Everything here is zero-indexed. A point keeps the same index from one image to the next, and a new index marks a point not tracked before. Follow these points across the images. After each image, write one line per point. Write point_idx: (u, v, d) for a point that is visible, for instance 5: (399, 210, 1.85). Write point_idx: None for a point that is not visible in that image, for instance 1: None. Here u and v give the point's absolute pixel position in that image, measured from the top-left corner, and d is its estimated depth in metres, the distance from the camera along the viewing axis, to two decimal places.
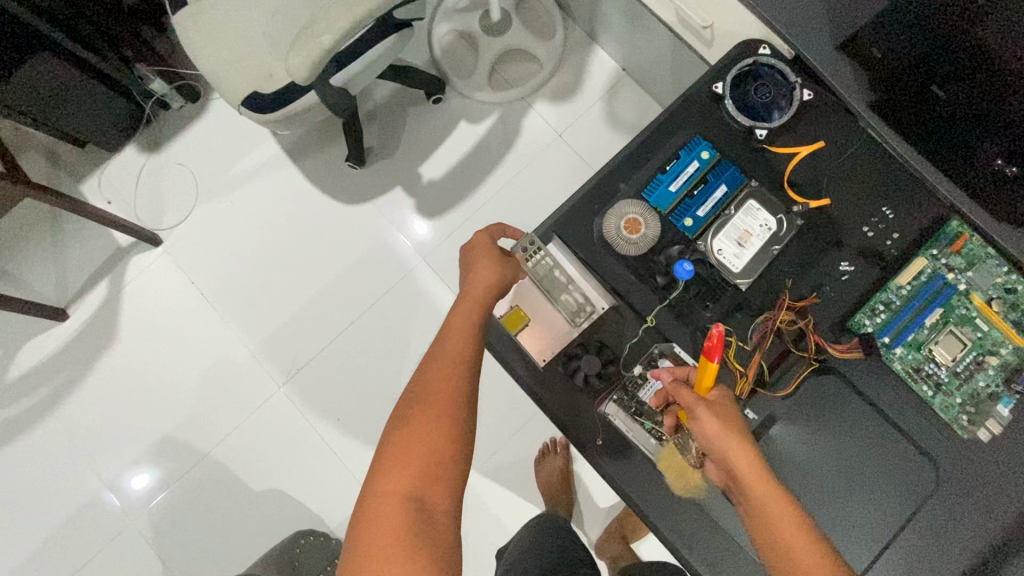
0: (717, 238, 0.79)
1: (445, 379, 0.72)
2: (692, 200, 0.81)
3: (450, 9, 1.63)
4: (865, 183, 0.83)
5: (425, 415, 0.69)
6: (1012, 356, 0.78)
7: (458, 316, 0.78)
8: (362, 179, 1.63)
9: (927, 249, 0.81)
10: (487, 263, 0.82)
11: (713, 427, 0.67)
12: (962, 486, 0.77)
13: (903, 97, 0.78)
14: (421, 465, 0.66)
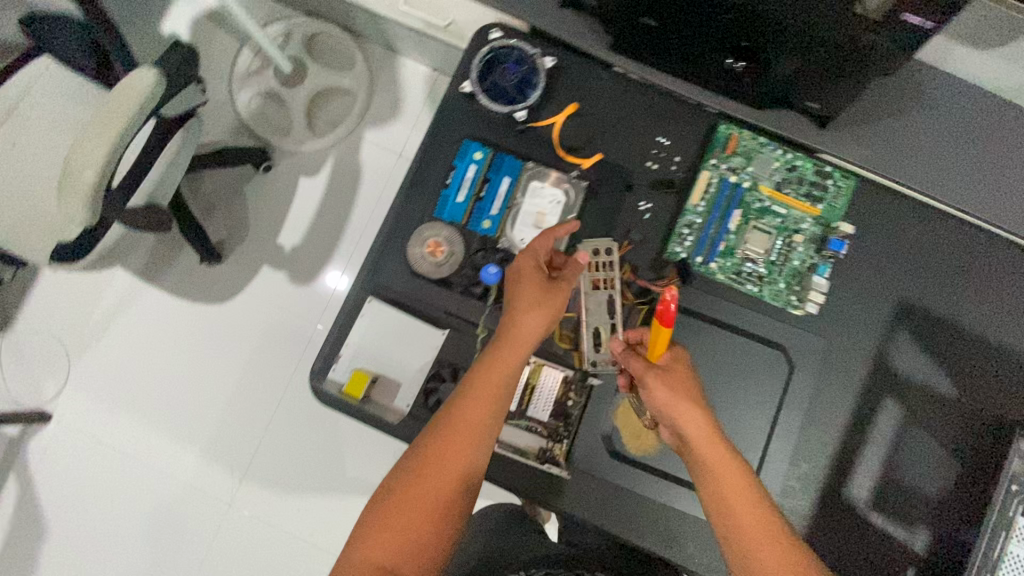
0: (516, 230, 0.81)
1: (459, 446, 0.67)
2: (482, 203, 0.82)
3: (246, 74, 1.59)
4: (634, 122, 0.86)
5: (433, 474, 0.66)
6: (812, 228, 0.83)
7: (483, 377, 0.70)
8: (228, 272, 1.57)
9: (708, 160, 0.84)
10: (543, 307, 0.72)
11: (670, 404, 0.68)
12: (812, 359, 0.82)
13: (630, 35, 0.80)
14: (418, 525, 0.64)
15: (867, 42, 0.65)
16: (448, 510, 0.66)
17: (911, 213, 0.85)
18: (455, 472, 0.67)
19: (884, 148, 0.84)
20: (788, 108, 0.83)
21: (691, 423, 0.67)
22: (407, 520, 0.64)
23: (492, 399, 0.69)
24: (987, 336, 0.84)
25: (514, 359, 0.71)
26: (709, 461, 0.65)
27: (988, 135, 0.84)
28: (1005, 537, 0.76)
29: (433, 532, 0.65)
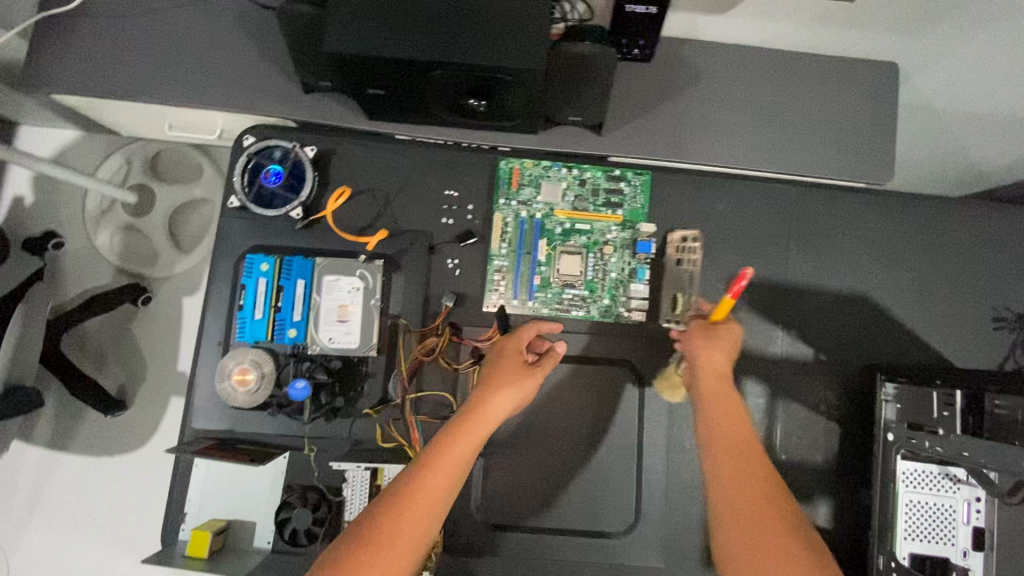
0: (322, 331, 0.77)
1: (420, 525, 0.58)
2: (281, 312, 0.78)
3: (95, 215, 1.39)
4: (416, 183, 0.83)
5: (385, 548, 0.56)
6: (619, 236, 0.81)
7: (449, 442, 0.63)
8: (117, 426, 1.31)
9: (498, 199, 0.82)
10: (519, 385, 0.68)
11: (708, 379, 0.68)
12: (659, 365, 0.80)
13: (374, 108, 0.78)
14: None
15: (571, 56, 0.68)
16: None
17: (716, 188, 0.83)
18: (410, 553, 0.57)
19: (669, 133, 0.82)
20: (558, 125, 0.81)
21: (728, 402, 0.66)
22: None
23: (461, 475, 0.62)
24: (825, 287, 0.82)
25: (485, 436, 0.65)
26: (719, 434, 0.64)
27: (766, 89, 0.83)
28: (890, 485, 0.74)
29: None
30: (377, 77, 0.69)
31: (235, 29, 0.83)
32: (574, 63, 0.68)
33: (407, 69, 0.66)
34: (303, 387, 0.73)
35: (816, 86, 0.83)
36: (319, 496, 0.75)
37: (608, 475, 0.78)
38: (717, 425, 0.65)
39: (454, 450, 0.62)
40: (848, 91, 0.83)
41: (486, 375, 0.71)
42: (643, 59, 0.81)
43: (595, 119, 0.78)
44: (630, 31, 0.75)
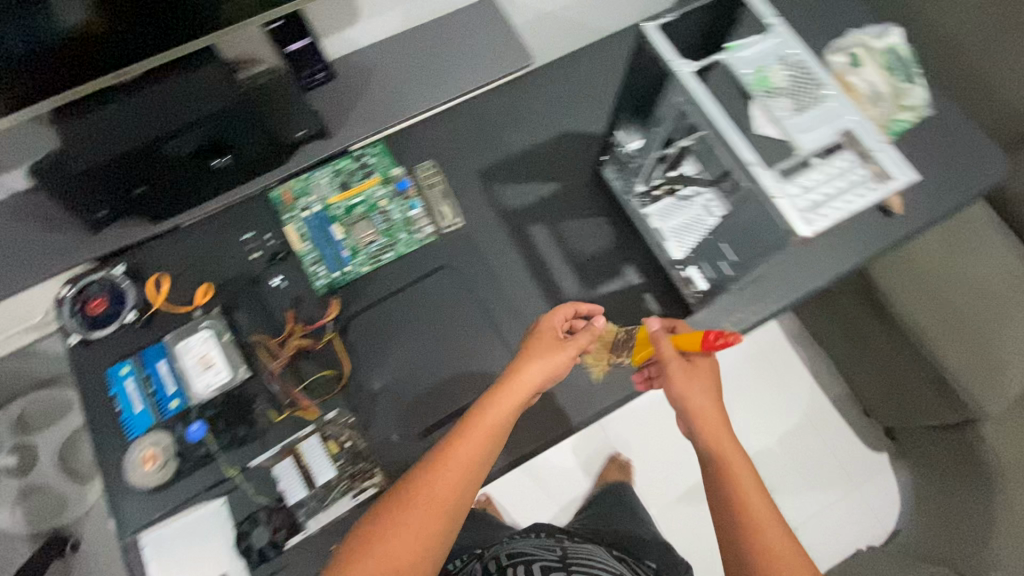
0: (196, 383, 0.88)
1: (458, 477, 0.67)
2: (158, 394, 0.89)
3: None
4: (218, 244, 0.99)
5: (422, 498, 0.65)
6: (384, 189, 1.02)
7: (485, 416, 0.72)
8: None
9: (284, 217, 1.00)
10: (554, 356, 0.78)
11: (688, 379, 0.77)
12: (466, 254, 1.00)
13: (151, 208, 0.95)
14: (401, 557, 0.61)
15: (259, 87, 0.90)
16: (435, 539, 0.63)
17: (432, 127, 1.09)
18: (446, 503, 0.66)
19: (377, 111, 1.07)
20: (296, 147, 1.02)
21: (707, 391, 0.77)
22: (391, 549, 0.62)
23: (495, 441, 0.71)
24: (542, 142, 1.08)
25: (522, 406, 0.73)
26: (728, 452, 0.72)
27: (423, 55, 1.12)
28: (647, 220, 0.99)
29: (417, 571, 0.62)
30: (129, 176, 0.87)
31: (6, 219, 0.96)
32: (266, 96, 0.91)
33: (146, 157, 0.85)
34: (198, 426, 0.84)
35: (454, 36, 1.13)
36: (268, 510, 0.83)
37: (479, 349, 0.95)
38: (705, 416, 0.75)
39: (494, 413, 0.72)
40: (475, 26, 1.14)
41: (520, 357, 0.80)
42: (329, 78, 1.07)
43: (317, 123, 1.01)
44: (301, 64, 1.02)
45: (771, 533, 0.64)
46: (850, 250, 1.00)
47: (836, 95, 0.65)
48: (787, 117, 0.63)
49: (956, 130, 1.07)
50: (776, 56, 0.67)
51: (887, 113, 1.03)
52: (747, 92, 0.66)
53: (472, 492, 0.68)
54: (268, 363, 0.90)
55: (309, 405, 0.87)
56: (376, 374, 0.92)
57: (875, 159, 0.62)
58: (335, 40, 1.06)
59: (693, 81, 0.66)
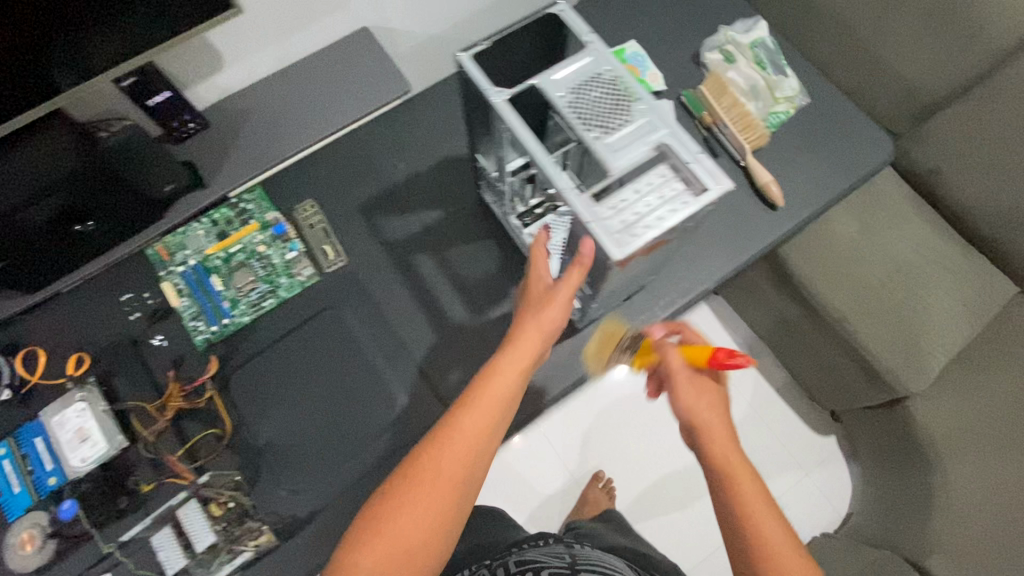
0: (75, 457, 0.83)
1: (464, 456, 0.68)
2: (36, 472, 0.84)
3: None
4: (96, 310, 0.97)
5: (428, 480, 0.67)
6: (262, 235, 1.00)
7: (496, 376, 0.72)
8: None
9: (160, 275, 0.98)
10: (545, 311, 0.75)
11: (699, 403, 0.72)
12: (352, 292, 0.98)
13: (17, 285, 0.91)
14: (415, 535, 0.65)
15: (111, 148, 0.87)
16: (444, 517, 0.66)
17: (314, 166, 1.07)
18: (456, 480, 0.68)
19: (256, 155, 1.05)
20: (170, 202, 0.99)
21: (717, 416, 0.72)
22: (403, 530, 0.64)
23: (502, 412, 0.72)
24: (427, 169, 1.07)
25: (521, 371, 0.72)
26: (723, 462, 0.68)
27: (299, 92, 1.10)
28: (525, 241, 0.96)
29: (430, 547, 0.65)
30: None
31: None
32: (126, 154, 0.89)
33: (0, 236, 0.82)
34: (69, 502, 0.82)
35: (331, 68, 1.11)
36: None
37: (368, 389, 0.92)
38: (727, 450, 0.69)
39: (501, 373, 0.72)
40: (353, 55, 1.11)
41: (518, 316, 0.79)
42: (204, 127, 1.04)
43: (188, 174, 0.99)
44: (173, 115, 0.99)
45: (768, 535, 0.64)
46: (736, 249, 1.00)
47: (652, 108, 0.64)
48: (601, 138, 0.62)
49: (836, 119, 1.07)
50: (591, 74, 0.66)
51: (763, 106, 1.05)
52: (560, 110, 0.64)
53: (481, 466, 0.69)
54: (141, 430, 0.87)
55: (183, 468, 0.84)
56: (262, 426, 0.90)
57: (690, 170, 0.63)
58: (205, 87, 1.04)
59: (506, 110, 0.66)
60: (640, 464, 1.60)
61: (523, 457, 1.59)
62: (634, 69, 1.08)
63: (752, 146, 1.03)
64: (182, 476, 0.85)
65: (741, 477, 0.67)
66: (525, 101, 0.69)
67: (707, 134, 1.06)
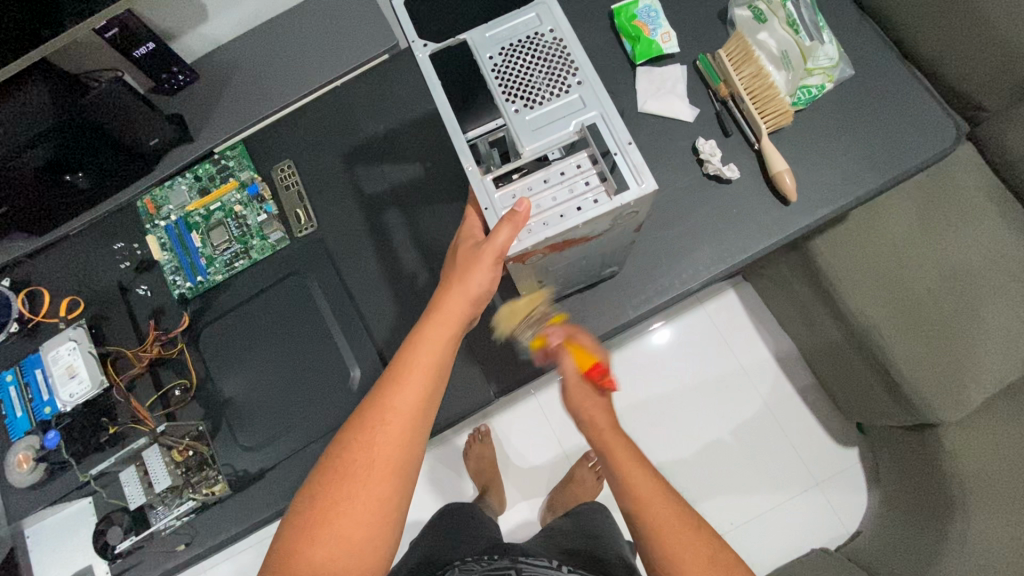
0: (64, 392, 0.90)
1: (397, 439, 0.54)
2: (35, 399, 0.92)
3: None
4: (91, 255, 1.03)
5: (359, 466, 0.53)
6: (239, 195, 1.01)
7: (420, 349, 0.57)
8: None
9: (147, 227, 1.02)
10: (471, 272, 0.59)
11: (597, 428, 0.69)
12: (320, 259, 0.97)
13: (21, 227, 0.99)
14: (352, 537, 0.51)
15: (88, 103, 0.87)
16: (380, 516, 0.52)
17: (297, 125, 1.05)
18: (394, 473, 0.53)
19: (239, 110, 1.03)
20: (157, 155, 1.02)
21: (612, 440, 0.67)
22: (334, 530, 0.51)
23: (429, 386, 0.57)
24: (408, 134, 1.02)
25: (444, 337, 0.59)
26: (609, 450, 0.67)
27: (285, 43, 1.05)
28: None
29: (368, 552, 0.51)
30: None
31: None
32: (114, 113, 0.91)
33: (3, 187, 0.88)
34: (54, 433, 0.90)
35: (319, 19, 1.05)
36: (121, 511, 0.90)
37: (325, 357, 0.93)
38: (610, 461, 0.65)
39: (419, 351, 0.57)
40: (342, 4, 1.05)
41: (445, 274, 0.64)
42: (192, 79, 1.04)
43: (173, 128, 1.01)
44: (161, 66, 0.98)
45: (660, 519, 0.60)
46: (731, 245, 0.89)
47: (585, 82, 0.61)
48: (520, 112, 0.60)
49: (879, 98, 0.90)
50: (530, 32, 0.63)
51: (792, 78, 0.89)
52: (488, 75, 0.62)
53: (412, 449, 0.55)
54: (114, 374, 0.93)
55: (143, 415, 0.89)
56: (224, 380, 0.93)
57: (611, 163, 0.59)
58: (193, 37, 1.02)
59: (430, 65, 0.64)
60: None
61: (520, 419, 1.47)
62: (642, 26, 0.94)
63: (770, 126, 0.89)
64: (146, 422, 0.91)
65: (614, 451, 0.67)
66: (456, 53, 0.66)
67: (721, 107, 0.92)
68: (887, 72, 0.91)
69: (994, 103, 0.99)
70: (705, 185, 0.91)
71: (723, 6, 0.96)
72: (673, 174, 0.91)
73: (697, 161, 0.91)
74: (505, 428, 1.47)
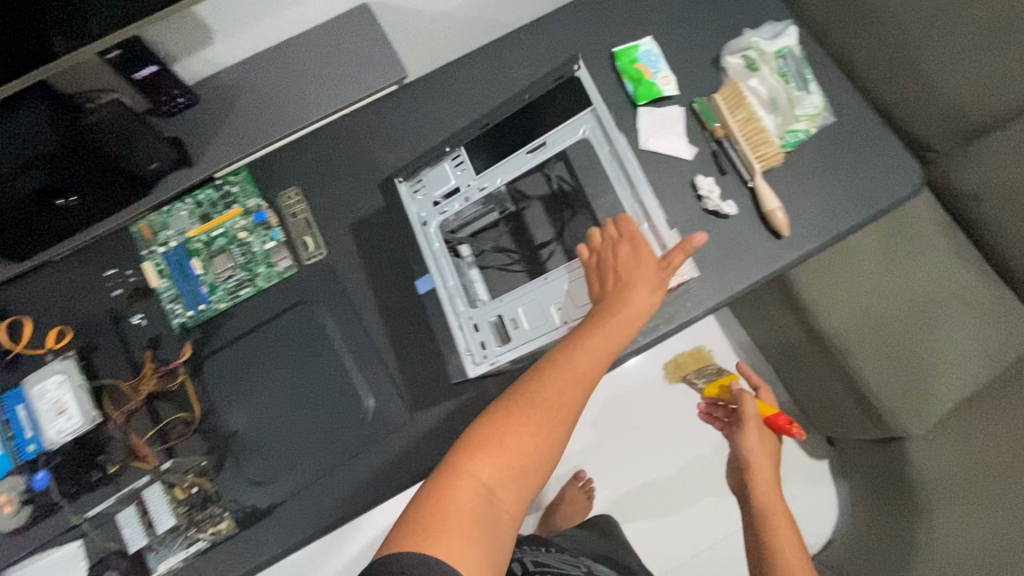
0: (51, 427, 0.85)
1: (578, 391, 0.66)
2: (17, 437, 0.86)
3: None
4: (79, 283, 0.98)
5: (542, 413, 0.64)
6: (243, 222, 0.99)
7: (604, 321, 0.70)
8: None
9: (143, 253, 0.99)
10: (650, 275, 0.73)
11: (760, 474, 0.78)
12: (329, 288, 0.97)
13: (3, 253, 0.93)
14: (524, 453, 0.63)
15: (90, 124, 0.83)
16: (542, 459, 0.63)
17: (303, 154, 1.05)
18: (566, 414, 0.65)
19: (241, 134, 1.01)
20: (152, 181, 0.97)
21: (764, 495, 0.77)
22: (515, 442, 0.63)
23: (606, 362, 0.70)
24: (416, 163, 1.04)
25: (625, 334, 0.70)
26: (767, 501, 0.77)
27: (289, 70, 1.04)
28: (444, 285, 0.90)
29: (527, 472, 0.63)
30: None
31: None
32: (117, 137, 0.88)
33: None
34: (43, 473, 0.87)
35: (322, 46, 1.04)
36: (117, 555, 0.85)
37: (335, 387, 0.92)
38: (761, 505, 0.77)
39: (606, 326, 0.70)
40: (346, 31, 1.04)
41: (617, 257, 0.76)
42: (193, 102, 1.01)
43: (171, 149, 0.96)
44: (163, 87, 0.96)
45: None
46: (730, 275, 0.95)
47: None
48: None
49: (854, 144, 1.00)
50: None
51: (782, 123, 0.97)
52: None
53: (577, 410, 0.67)
54: (110, 408, 0.89)
55: (142, 452, 0.86)
56: (231, 411, 0.91)
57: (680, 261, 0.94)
58: (195, 61, 1.00)
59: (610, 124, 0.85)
60: (627, 466, 1.47)
61: None
62: (644, 69, 1.01)
63: (763, 166, 0.96)
64: (144, 463, 0.88)
65: (778, 523, 0.75)
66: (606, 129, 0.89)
67: (717, 147, 0.99)
68: (859, 119, 1.01)
69: (948, 146, 1.10)
70: (705, 220, 0.97)
71: (715, 52, 1.04)
72: (675, 208, 0.97)
73: (696, 197, 0.98)
74: None
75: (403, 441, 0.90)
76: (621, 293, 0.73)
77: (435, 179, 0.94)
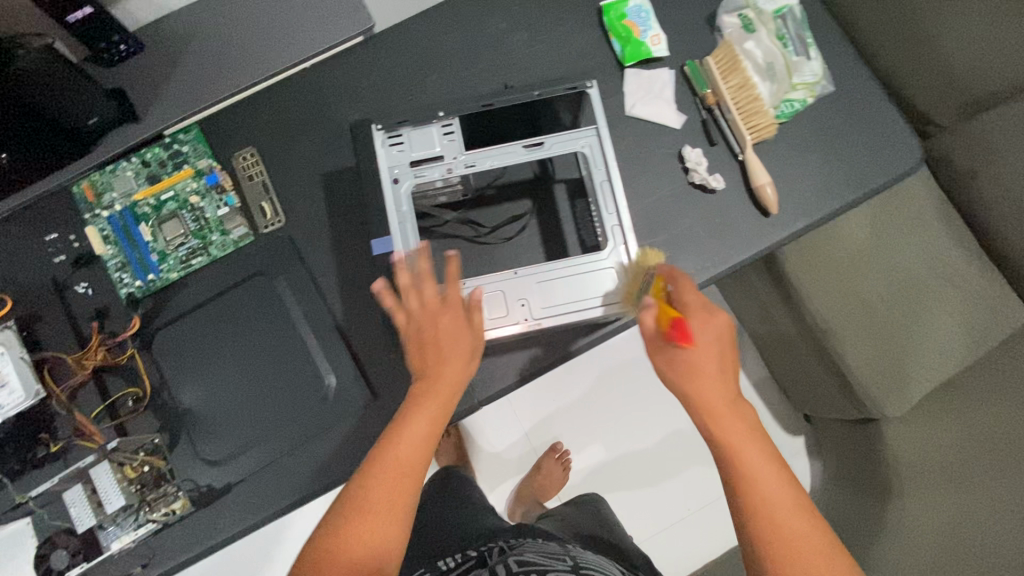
0: None
1: (405, 475, 0.65)
2: None
3: None
4: (18, 249, 0.91)
5: (375, 512, 0.63)
6: (194, 185, 0.92)
7: (419, 400, 0.70)
8: None
9: (85, 217, 0.91)
10: (461, 341, 0.74)
11: (701, 394, 0.66)
12: (288, 259, 0.90)
13: None
14: (368, 553, 0.61)
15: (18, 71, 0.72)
16: (387, 546, 0.62)
17: (260, 111, 0.96)
18: (404, 501, 0.64)
19: (191, 87, 0.92)
20: (93, 136, 0.89)
21: (719, 422, 0.65)
22: (355, 545, 0.61)
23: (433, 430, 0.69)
24: None
25: (445, 407, 0.71)
26: (726, 428, 0.65)
27: (244, 17, 0.94)
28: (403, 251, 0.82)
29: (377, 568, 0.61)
30: None
31: None
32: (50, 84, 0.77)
33: None
34: None
35: None
36: (66, 533, 0.82)
37: (294, 364, 0.87)
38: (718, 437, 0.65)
39: (421, 402, 0.70)
40: None
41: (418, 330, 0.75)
42: (137, 49, 0.91)
43: (112, 105, 0.88)
44: (100, 32, 0.85)
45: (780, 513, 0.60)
46: (714, 253, 0.90)
47: None
48: None
49: (853, 115, 0.93)
50: None
51: (777, 90, 0.91)
52: None
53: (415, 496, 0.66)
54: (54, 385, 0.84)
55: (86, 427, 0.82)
56: (184, 386, 0.86)
57: None
58: (137, 4, 0.89)
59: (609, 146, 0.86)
60: (603, 441, 1.46)
61: (490, 415, 1.47)
62: (633, 26, 0.93)
63: (754, 137, 0.90)
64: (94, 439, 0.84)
65: (743, 453, 0.64)
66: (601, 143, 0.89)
67: (707, 116, 0.92)
68: (859, 90, 0.94)
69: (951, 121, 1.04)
70: (690, 194, 0.91)
71: (711, 11, 0.95)
72: (659, 181, 0.91)
73: (683, 170, 0.92)
74: (473, 423, 1.47)
75: (366, 420, 0.86)
76: (435, 369, 0.72)
77: (419, 140, 0.86)
